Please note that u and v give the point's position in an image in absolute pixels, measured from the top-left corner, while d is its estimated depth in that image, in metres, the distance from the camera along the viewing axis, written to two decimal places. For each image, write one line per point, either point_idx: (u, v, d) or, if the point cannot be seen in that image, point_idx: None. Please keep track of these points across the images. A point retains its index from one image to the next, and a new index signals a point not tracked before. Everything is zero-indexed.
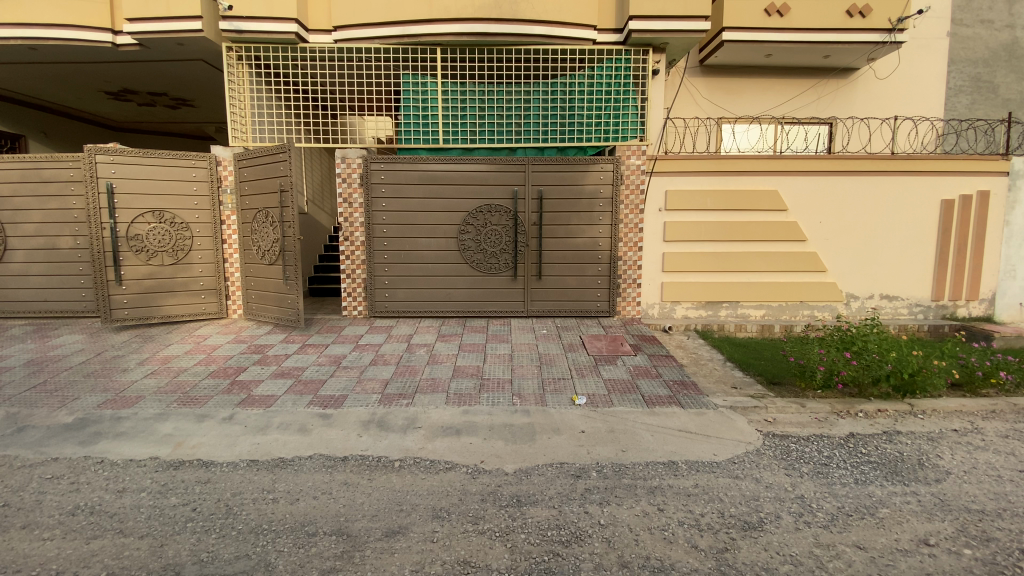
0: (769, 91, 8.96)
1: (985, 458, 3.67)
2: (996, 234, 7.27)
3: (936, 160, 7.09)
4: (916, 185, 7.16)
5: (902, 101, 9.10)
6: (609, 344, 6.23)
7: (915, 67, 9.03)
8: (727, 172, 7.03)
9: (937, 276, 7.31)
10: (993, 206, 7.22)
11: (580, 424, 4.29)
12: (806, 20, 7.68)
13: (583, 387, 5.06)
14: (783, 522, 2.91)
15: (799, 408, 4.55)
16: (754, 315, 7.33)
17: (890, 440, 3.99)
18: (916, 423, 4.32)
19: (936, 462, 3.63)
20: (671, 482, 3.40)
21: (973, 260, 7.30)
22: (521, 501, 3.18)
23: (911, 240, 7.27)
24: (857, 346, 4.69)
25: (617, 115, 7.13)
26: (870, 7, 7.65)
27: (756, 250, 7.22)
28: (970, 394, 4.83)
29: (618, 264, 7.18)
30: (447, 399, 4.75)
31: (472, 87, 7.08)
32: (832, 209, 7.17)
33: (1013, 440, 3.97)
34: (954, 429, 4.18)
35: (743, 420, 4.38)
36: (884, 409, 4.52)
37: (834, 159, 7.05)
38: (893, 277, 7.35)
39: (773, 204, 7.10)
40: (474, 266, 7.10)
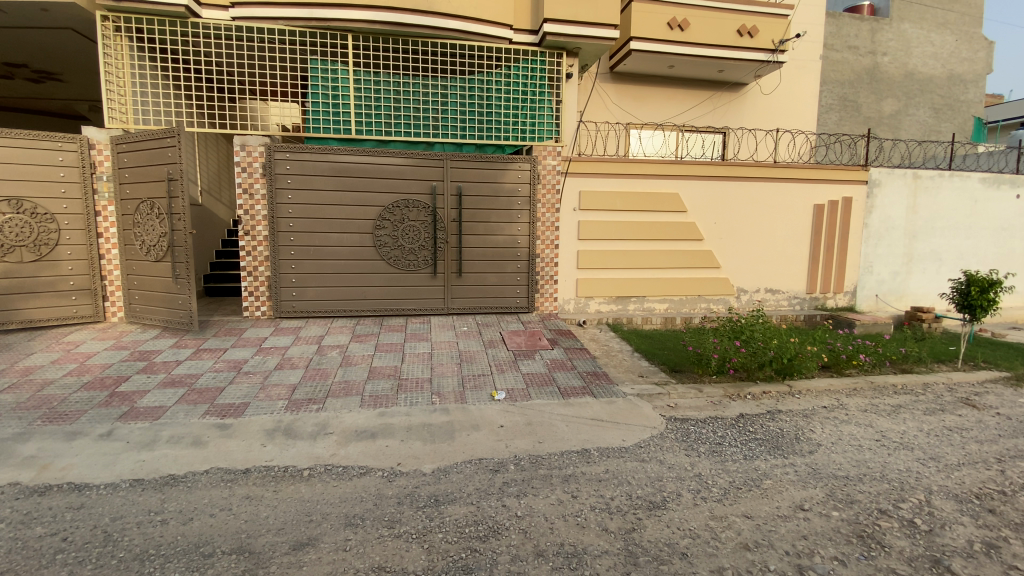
0: (672, 100, 9.61)
1: (848, 431, 4.20)
2: (857, 235, 8.38)
3: (810, 169, 8.02)
4: (794, 191, 8.04)
5: (783, 116, 10.16)
6: (527, 339, 6.34)
7: (794, 86, 10.12)
8: (635, 174, 7.47)
9: (810, 270, 8.26)
10: (855, 210, 8.29)
11: (499, 419, 4.33)
12: (703, 36, 8.34)
13: (502, 382, 5.12)
14: (683, 499, 3.14)
15: (697, 392, 4.94)
16: (658, 308, 7.84)
17: (772, 418, 4.46)
18: (794, 402, 4.86)
19: (810, 435, 4.10)
20: (584, 469, 3.54)
21: (839, 258, 8.35)
22: (439, 500, 3.14)
23: (790, 240, 8.15)
24: (746, 335, 5.22)
25: (534, 115, 7.27)
26: (757, 28, 8.50)
27: (660, 248, 7.73)
28: (837, 374, 5.53)
29: (536, 261, 7.30)
30: (362, 401, 4.58)
31: (387, 78, 6.86)
32: (726, 211, 7.85)
33: (870, 413, 4.60)
34: (824, 406, 4.77)
35: (648, 406, 4.68)
36: (768, 390, 5.03)
37: (727, 166, 7.73)
38: (776, 274, 8.20)
39: (676, 205, 7.64)
40: (390, 262, 6.89)
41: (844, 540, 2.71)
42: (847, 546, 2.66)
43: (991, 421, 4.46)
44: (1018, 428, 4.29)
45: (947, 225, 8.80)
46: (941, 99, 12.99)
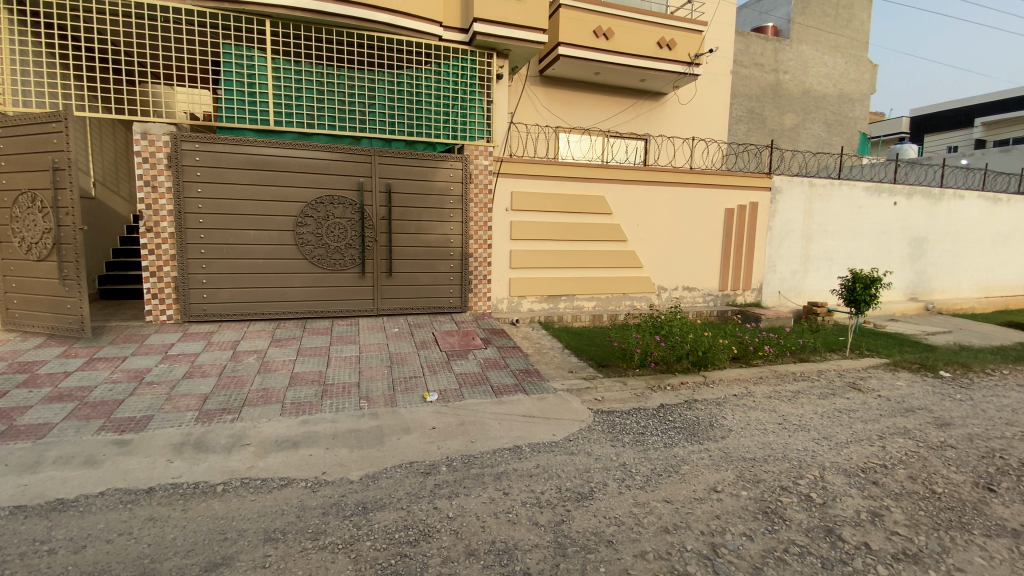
0: (598, 106, 9.97)
1: (755, 416, 4.58)
2: (763, 237, 9.15)
3: (723, 175, 8.65)
4: (708, 196, 8.62)
5: (699, 125, 10.87)
6: (460, 339, 6.31)
7: (708, 97, 10.85)
8: (564, 177, 7.68)
9: (723, 269, 8.91)
10: (761, 214, 9.05)
11: (431, 421, 4.27)
12: (626, 45, 8.74)
13: (434, 383, 5.05)
14: (609, 488, 3.27)
15: (622, 385, 5.17)
16: (586, 306, 8.12)
17: (689, 407, 4.77)
18: (709, 391, 5.23)
19: (722, 421, 4.43)
20: (515, 466, 3.59)
21: (747, 259, 9.07)
22: (367, 507, 3.05)
23: (705, 241, 8.73)
24: (665, 330, 5.57)
25: (464, 114, 7.24)
26: (674, 42, 9.05)
27: (588, 248, 8.01)
28: (746, 364, 6.01)
29: (469, 260, 7.28)
30: (283, 409, 4.34)
31: (310, 68, 6.55)
32: (648, 213, 8.28)
33: (773, 399, 5.05)
34: (734, 393, 5.17)
35: (577, 401, 4.84)
36: (686, 381, 5.37)
37: (649, 171, 8.15)
38: (693, 273, 8.76)
39: (602, 207, 7.95)
40: (314, 262, 6.58)
41: (752, 517, 2.95)
42: (754, 522, 2.89)
43: (873, 402, 5.04)
44: (893, 407, 4.89)
45: (837, 229, 9.84)
46: (834, 115, 14.55)
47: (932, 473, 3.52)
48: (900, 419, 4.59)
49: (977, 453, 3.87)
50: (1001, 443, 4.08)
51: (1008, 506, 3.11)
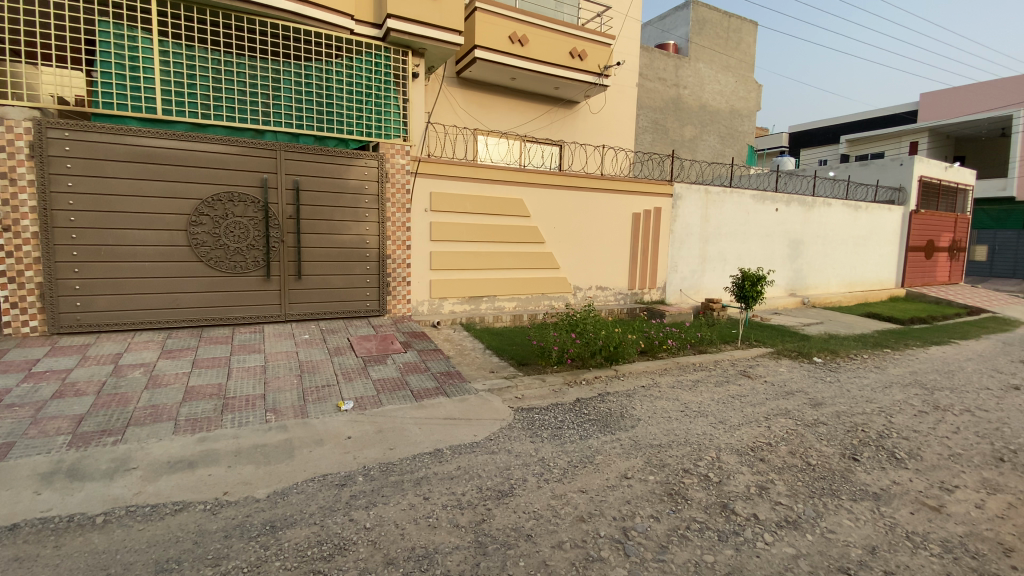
0: (515, 110, 10.16)
1: (661, 405, 4.93)
2: (667, 240, 9.86)
3: (631, 182, 9.22)
4: (618, 201, 9.14)
5: (609, 133, 11.46)
6: (378, 344, 6.12)
7: (617, 107, 11.47)
8: (482, 179, 7.75)
9: (632, 269, 9.47)
10: (665, 218, 9.76)
11: (346, 431, 4.11)
12: (540, 53, 9.00)
13: (349, 391, 4.86)
14: (528, 483, 3.36)
15: (540, 382, 5.33)
16: (507, 307, 8.24)
17: (603, 400, 5.02)
18: (620, 383, 5.55)
19: (632, 411, 4.72)
20: (435, 470, 3.56)
21: (652, 260, 9.72)
22: (276, 526, 2.87)
23: (616, 244, 9.23)
24: (580, 328, 5.83)
25: (379, 111, 7.05)
26: (585, 53, 9.49)
27: (507, 249, 8.15)
28: (652, 356, 6.47)
29: (386, 262, 7.08)
30: (176, 427, 3.95)
31: (205, 54, 6.06)
32: (564, 216, 8.60)
33: (677, 388, 5.48)
34: (642, 385, 5.53)
35: (498, 400, 4.90)
36: (599, 374, 5.67)
37: (564, 176, 8.47)
38: (605, 273, 9.22)
39: (520, 210, 8.12)
40: (212, 264, 6.05)
41: (658, 499, 3.17)
42: (660, 504, 3.12)
43: (759, 387, 5.64)
44: (777, 391, 5.50)
45: (730, 232, 10.87)
46: (727, 128, 16.03)
47: (807, 448, 4.00)
48: (782, 400, 5.18)
49: (842, 427, 4.46)
50: (860, 418, 4.73)
51: (866, 472, 3.62)
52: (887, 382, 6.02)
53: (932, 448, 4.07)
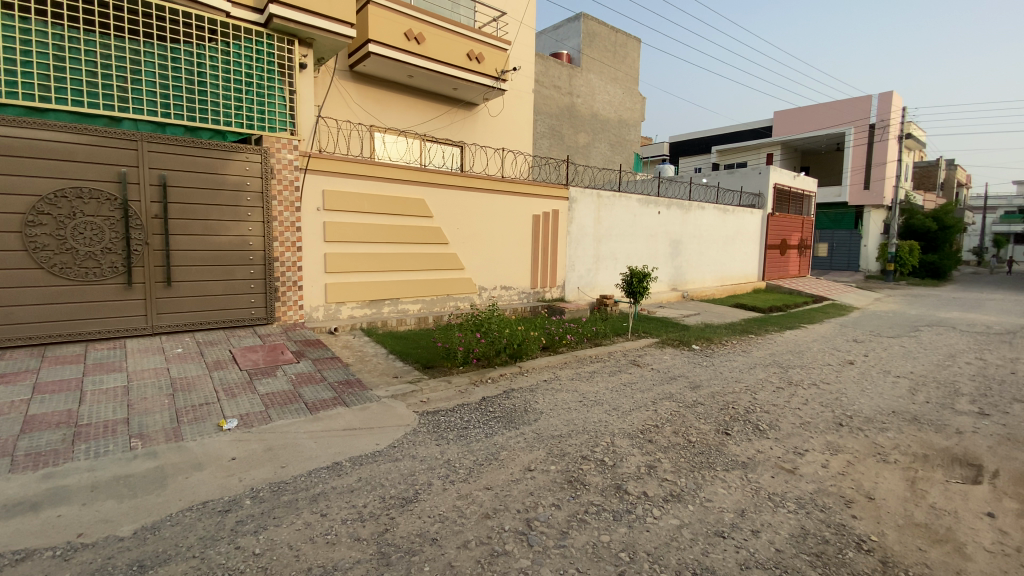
0: (413, 109, 9.98)
1: (561, 397, 5.14)
2: (565, 240, 10.31)
3: (530, 184, 9.51)
4: (518, 203, 9.37)
5: (508, 136, 11.69)
6: (266, 355, 5.65)
7: (515, 111, 11.74)
8: (380, 178, 7.50)
9: (534, 268, 9.77)
10: (563, 219, 10.20)
11: (230, 452, 3.74)
12: (437, 52, 8.95)
13: (233, 408, 4.42)
14: (433, 487, 3.31)
15: (446, 384, 5.29)
16: (411, 309, 8.05)
17: (507, 397, 5.11)
18: (524, 379, 5.70)
19: (535, 405, 4.87)
20: (334, 484, 3.37)
21: (551, 259, 10.08)
22: (145, 565, 2.53)
23: (517, 244, 9.44)
24: (484, 327, 5.89)
25: (261, 102, 6.52)
26: (483, 56, 9.61)
27: (409, 250, 7.98)
28: (554, 351, 6.75)
29: (274, 265, 6.55)
30: (11, 464, 3.31)
31: (42, 27, 5.23)
32: (466, 217, 8.61)
33: (576, 380, 5.75)
34: (544, 379, 5.73)
35: (401, 405, 4.77)
36: (504, 372, 5.78)
37: (466, 177, 8.48)
38: (508, 272, 9.38)
39: (420, 210, 7.99)
40: (55, 271, 5.17)
41: (558, 488, 3.30)
42: (561, 492, 3.24)
43: (649, 374, 6.11)
44: (663, 377, 6.01)
45: (621, 233, 11.66)
46: (616, 136, 17.18)
47: (689, 427, 4.41)
48: (667, 385, 5.66)
49: (717, 406, 4.98)
50: (732, 397, 5.33)
51: (736, 444, 4.07)
52: (752, 363, 6.85)
53: (787, 418, 4.70)
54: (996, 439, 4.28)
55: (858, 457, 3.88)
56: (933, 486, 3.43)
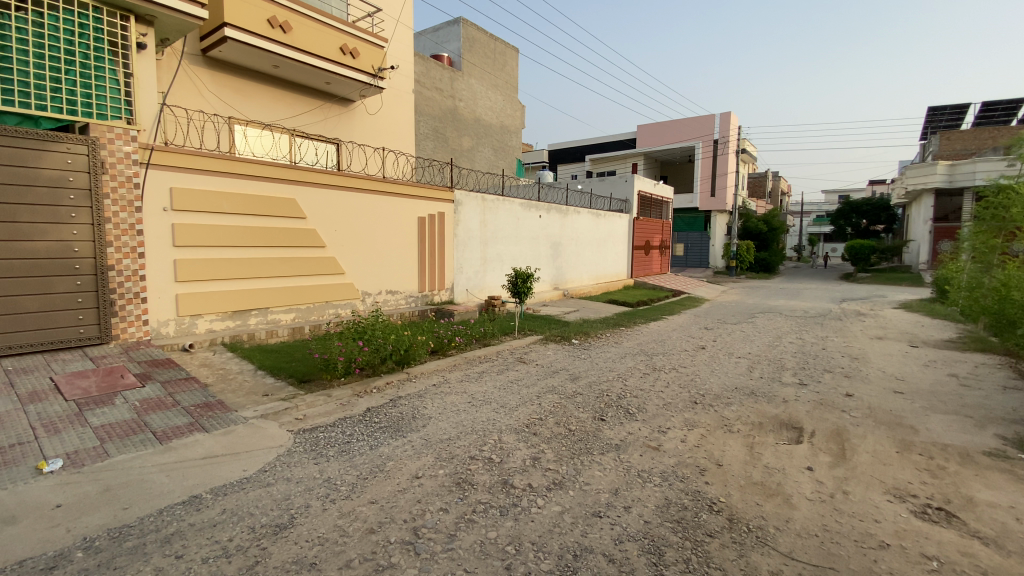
0: (281, 102, 9.24)
1: (449, 400, 5.13)
2: (451, 242, 10.28)
3: (413, 186, 9.34)
4: (401, 205, 9.15)
5: (387, 136, 11.34)
6: (102, 380, 4.81)
7: (394, 110, 11.42)
8: (241, 175, 6.85)
9: (420, 272, 9.59)
10: (448, 222, 10.16)
11: (52, 499, 3.11)
12: (306, 43, 8.41)
13: (55, 447, 3.69)
14: (312, 509, 3.09)
15: (326, 398, 4.98)
16: (284, 319, 7.44)
17: (393, 405, 4.96)
18: (411, 385, 5.58)
19: (422, 411, 4.79)
20: (192, 520, 2.98)
21: (438, 262, 9.98)
22: None
23: (402, 247, 9.21)
24: (367, 335, 5.65)
25: (89, 85, 5.53)
26: (357, 51, 9.26)
27: (279, 255, 7.40)
28: (442, 354, 6.73)
29: (110, 275, 5.61)
30: None
31: None
32: (344, 219, 8.20)
33: (464, 381, 5.78)
34: (432, 383, 5.67)
35: (274, 425, 4.39)
36: (390, 380, 5.61)
37: (343, 177, 8.08)
38: (393, 277, 9.10)
39: (291, 211, 7.45)
40: None
41: (446, 491, 3.28)
42: (449, 495, 3.23)
43: (534, 370, 6.36)
44: (547, 371, 6.29)
45: (505, 235, 11.96)
46: (498, 141, 17.66)
47: (570, 416, 4.68)
48: (551, 380, 5.94)
49: (594, 395, 5.35)
50: (607, 385, 5.77)
51: (611, 429, 4.41)
52: (624, 353, 7.48)
53: (654, 401, 5.21)
54: (811, 404, 5.18)
55: (710, 430, 4.43)
56: (767, 449, 4.05)
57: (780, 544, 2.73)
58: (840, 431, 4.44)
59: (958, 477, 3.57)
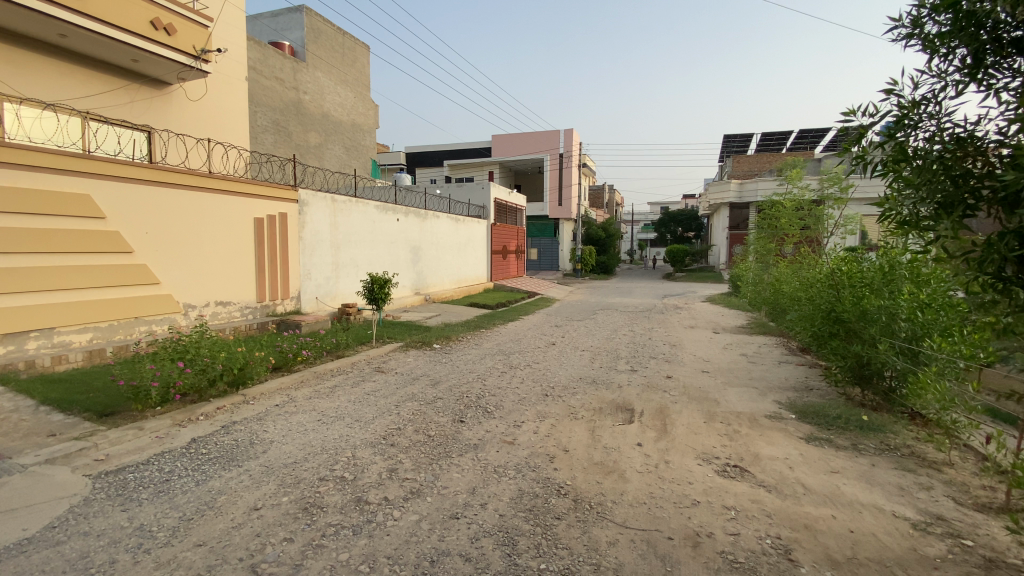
0: (70, 78, 7.62)
1: (295, 420, 4.72)
2: (296, 247, 9.46)
3: (247, 184, 8.42)
4: (231, 204, 8.18)
5: (214, 127, 10.01)
6: None
7: (222, 98, 10.14)
8: (7, 163, 5.52)
9: (259, 280, 8.64)
10: (292, 224, 9.34)
11: None
12: (105, 12, 7.08)
13: None
14: (118, 565, 2.59)
15: (137, 432, 4.22)
16: (77, 341, 6.11)
17: (226, 432, 4.39)
18: (248, 408, 5.01)
19: (262, 436, 4.33)
20: None
21: (281, 267, 9.09)
22: None
23: (234, 252, 8.22)
24: (190, 354, 4.93)
25: None
26: (174, 27, 8.08)
27: (67, 262, 6.11)
28: (286, 371, 6.18)
29: None
30: None
31: None
32: (158, 219, 7.08)
33: (313, 398, 5.37)
34: (275, 404, 5.16)
35: (65, 471, 3.58)
36: (222, 405, 4.97)
37: (155, 170, 6.97)
38: (223, 285, 8.05)
39: (83, 209, 6.20)
40: None
41: (292, 519, 3.02)
42: (295, 523, 2.97)
43: (391, 379, 6.18)
44: (405, 379, 6.17)
45: (358, 238, 11.41)
46: (349, 140, 16.84)
47: (429, 422, 4.65)
48: (409, 387, 5.83)
49: (454, 398, 5.40)
50: (466, 387, 5.86)
51: (469, 429, 4.49)
52: (482, 355, 7.68)
53: (510, 398, 5.44)
54: (642, 388, 5.91)
55: (559, 420, 4.78)
56: (606, 431, 4.51)
57: (616, 516, 3.07)
58: (664, 409, 5.15)
59: (748, 438, 4.38)
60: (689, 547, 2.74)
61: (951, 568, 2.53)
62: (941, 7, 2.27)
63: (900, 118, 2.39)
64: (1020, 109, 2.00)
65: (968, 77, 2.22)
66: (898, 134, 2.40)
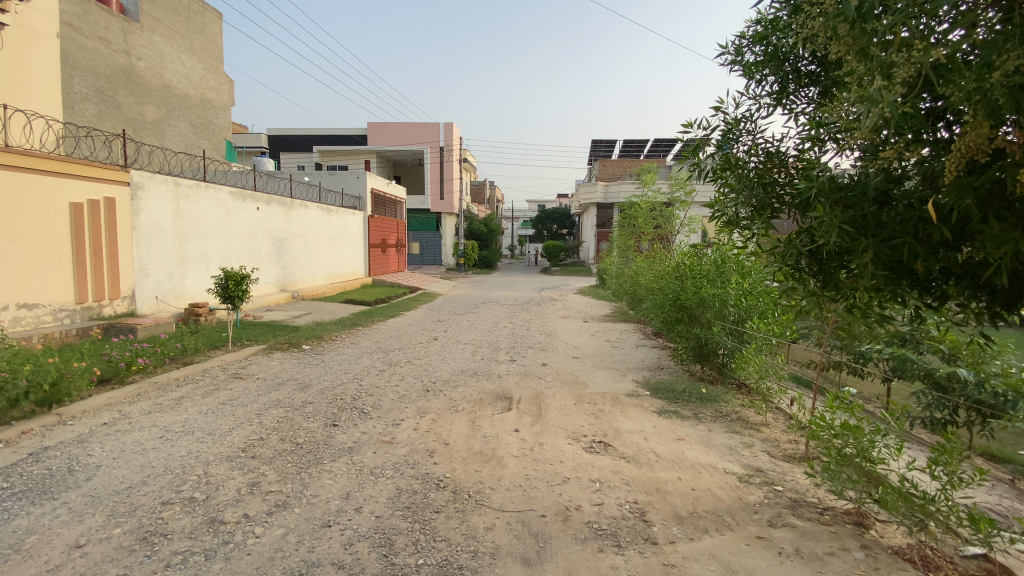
0: None
1: (131, 438, 4.07)
2: (128, 237, 8.07)
3: (58, 161, 6.98)
4: (36, 185, 6.73)
5: (9, 91, 8.09)
6: None
7: (21, 58, 8.25)
8: None
9: (78, 276, 7.21)
10: (121, 211, 7.95)
11: None
12: None
13: None
14: None
15: None
16: None
17: (36, 461, 3.62)
18: (65, 430, 4.18)
19: (85, 461, 3.65)
20: None
21: (109, 262, 7.71)
22: None
23: (40, 243, 6.78)
24: None
25: None
26: None
27: None
28: (118, 384, 5.30)
29: None
30: None
31: None
32: None
33: (154, 412, 4.67)
34: (103, 423, 4.38)
35: None
36: (28, 430, 4.09)
37: None
38: (26, 285, 6.60)
39: None
40: None
41: (127, 552, 2.60)
42: (131, 556, 2.57)
43: (252, 386, 5.61)
44: (269, 385, 5.65)
45: (209, 229, 10.11)
46: (197, 117, 14.85)
47: (297, 429, 4.32)
48: (274, 393, 5.35)
49: (326, 401, 5.09)
50: (341, 389, 5.55)
51: (344, 433, 4.27)
52: (359, 354, 7.34)
53: (388, 397, 5.28)
54: (519, 376, 6.15)
55: (439, 414, 4.77)
56: (485, 420, 4.62)
57: (494, 501, 3.16)
58: (539, 395, 5.42)
59: (611, 415, 4.81)
60: (560, 521, 2.94)
61: (766, 510, 3.04)
62: (755, 41, 2.70)
63: (727, 133, 2.80)
64: (810, 130, 2.45)
65: (775, 101, 2.66)
66: (725, 146, 2.80)
